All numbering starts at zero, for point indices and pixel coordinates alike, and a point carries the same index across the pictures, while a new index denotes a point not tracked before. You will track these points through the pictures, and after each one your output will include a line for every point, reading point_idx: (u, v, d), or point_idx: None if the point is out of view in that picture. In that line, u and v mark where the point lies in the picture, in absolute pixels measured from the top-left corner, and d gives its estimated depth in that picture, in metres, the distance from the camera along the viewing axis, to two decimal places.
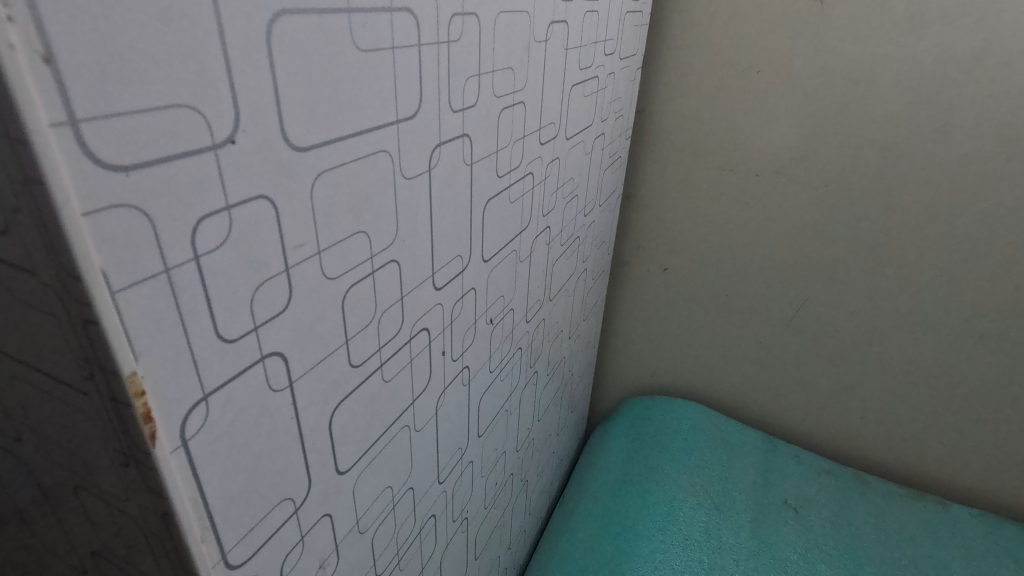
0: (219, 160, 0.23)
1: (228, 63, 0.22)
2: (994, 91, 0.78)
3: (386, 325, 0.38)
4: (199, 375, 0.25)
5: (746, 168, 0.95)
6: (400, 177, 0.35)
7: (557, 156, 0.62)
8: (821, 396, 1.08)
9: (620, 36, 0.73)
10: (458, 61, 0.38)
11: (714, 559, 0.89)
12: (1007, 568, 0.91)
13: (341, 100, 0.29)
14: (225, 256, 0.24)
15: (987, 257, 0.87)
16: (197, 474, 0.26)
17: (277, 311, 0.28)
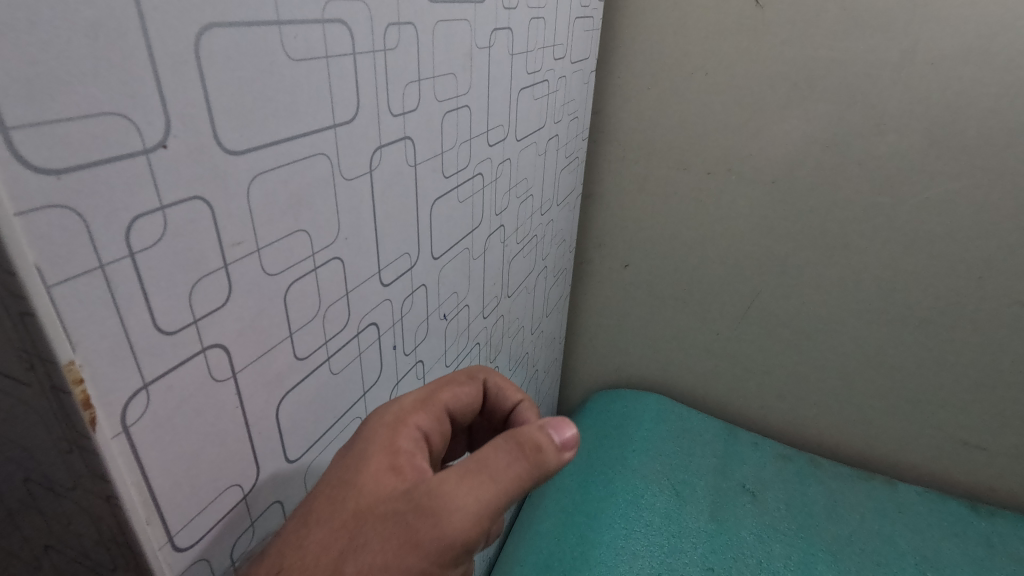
0: (151, 162, 0.25)
1: (156, 71, 0.24)
2: (921, 90, 0.83)
3: (331, 320, 0.40)
4: (138, 364, 0.26)
5: (698, 167, 0.99)
6: (339, 178, 0.37)
7: (507, 157, 0.65)
8: (775, 384, 1.13)
9: (569, 40, 0.77)
10: (396, 68, 0.40)
11: (674, 542, 0.92)
12: (949, 541, 0.96)
13: (276, 108, 0.31)
14: (161, 254, 0.26)
15: (920, 248, 0.92)
16: (140, 460, 0.28)
17: (216, 305, 0.30)
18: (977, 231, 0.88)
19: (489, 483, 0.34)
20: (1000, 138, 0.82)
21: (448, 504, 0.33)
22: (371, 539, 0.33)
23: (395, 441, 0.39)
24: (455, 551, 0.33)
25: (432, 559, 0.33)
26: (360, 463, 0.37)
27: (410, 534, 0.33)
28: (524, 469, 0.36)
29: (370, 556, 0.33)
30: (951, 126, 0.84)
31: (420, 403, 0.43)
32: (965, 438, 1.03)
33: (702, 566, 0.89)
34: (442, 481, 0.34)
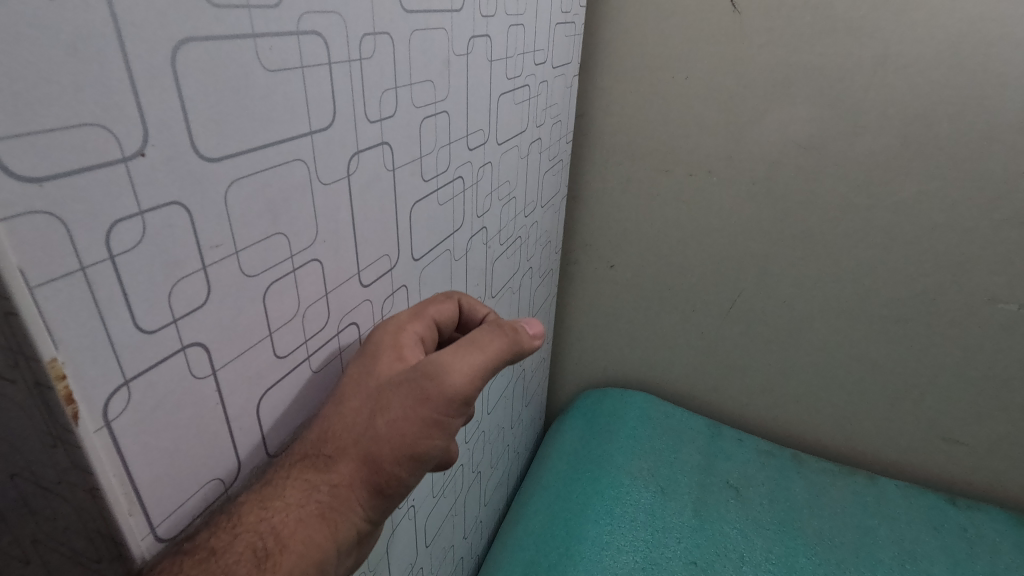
0: (130, 170, 0.26)
1: (134, 85, 0.25)
2: (894, 93, 0.85)
3: (311, 320, 0.41)
4: (119, 361, 0.28)
5: (680, 169, 1.01)
6: (316, 183, 0.38)
7: (488, 161, 0.66)
8: (759, 382, 1.15)
9: (550, 45, 0.78)
10: (373, 77, 0.42)
11: (658, 537, 0.93)
12: (927, 533, 0.98)
13: (252, 116, 0.32)
14: (140, 256, 0.28)
15: (896, 247, 0.94)
16: (122, 453, 0.29)
17: (196, 305, 0.31)
18: (951, 231, 0.90)
19: (480, 354, 0.44)
20: (971, 139, 0.84)
21: (451, 371, 0.43)
22: (390, 401, 0.42)
23: (400, 338, 0.47)
24: (460, 403, 0.44)
25: (444, 411, 0.43)
26: (374, 355, 0.45)
27: (424, 395, 0.42)
28: (505, 344, 0.46)
29: (396, 413, 0.42)
30: (923, 128, 0.86)
31: (412, 315, 0.50)
32: (943, 432, 1.05)
33: (685, 560, 0.90)
34: (444, 355, 0.43)
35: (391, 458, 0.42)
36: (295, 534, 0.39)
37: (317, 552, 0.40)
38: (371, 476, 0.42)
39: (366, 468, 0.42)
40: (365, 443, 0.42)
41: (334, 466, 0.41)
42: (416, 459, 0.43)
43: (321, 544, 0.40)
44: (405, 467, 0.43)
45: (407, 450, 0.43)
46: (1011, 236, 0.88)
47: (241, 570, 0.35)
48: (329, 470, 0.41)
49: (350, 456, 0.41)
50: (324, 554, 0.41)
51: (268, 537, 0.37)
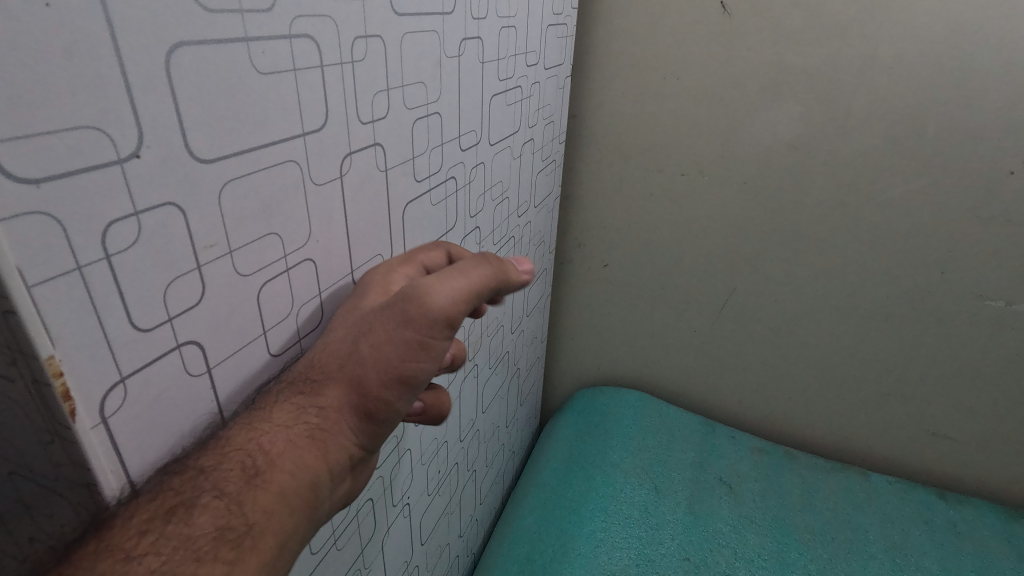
0: (126, 171, 0.27)
1: (129, 88, 0.26)
2: (882, 93, 0.86)
3: (304, 319, 0.42)
4: (115, 359, 0.28)
5: (673, 168, 1.02)
6: (309, 183, 0.39)
7: (480, 161, 0.67)
8: (752, 379, 1.16)
9: (542, 47, 0.79)
10: (364, 79, 0.42)
11: (652, 534, 0.94)
12: (917, 527, 1.00)
13: (246, 117, 0.33)
14: (135, 256, 0.28)
15: (885, 246, 0.95)
16: (118, 449, 0.30)
17: (190, 304, 0.32)
18: (939, 230, 0.91)
19: (462, 277, 0.44)
20: (957, 139, 0.85)
21: (433, 291, 0.42)
22: (375, 323, 0.41)
23: (389, 278, 0.47)
24: (445, 325, 0.42)
25: (430, 331, 0.41)
26: (364, 294, 0.45)
27: (407, 316, 0.41)
28: (486, 270, 0.46)
29: (382, 332, 0.40)
30: (910, 128, 0.87)
31: (402, 260, 0.49)
32: (933, 428, 1.07)
33: (678, 556, 0.91)
34: (426, 278, 0.42)
35: (380, 380, 0.40)
36: (285, 455, 0.36)
37: (311, 477, 0.38)
38: (360, 401, 0.40)
39: (355, 392, 0.39)
40: (350, 367, 0.39)
41: (322, 390, 0.39)
42: (406, 384, 0.41)
43: (314, 468, 0.38)
44: (395, 392, 0.41)
45: (395, 374, 0.40)
46: (997, 234, 0.89)
47: (230, 486, 0.34)
48: (316, 395, 0.38)
49: (336, 380, 0.39)
50: (318, 480, 0.38)
51: (258, 457, 0.35)
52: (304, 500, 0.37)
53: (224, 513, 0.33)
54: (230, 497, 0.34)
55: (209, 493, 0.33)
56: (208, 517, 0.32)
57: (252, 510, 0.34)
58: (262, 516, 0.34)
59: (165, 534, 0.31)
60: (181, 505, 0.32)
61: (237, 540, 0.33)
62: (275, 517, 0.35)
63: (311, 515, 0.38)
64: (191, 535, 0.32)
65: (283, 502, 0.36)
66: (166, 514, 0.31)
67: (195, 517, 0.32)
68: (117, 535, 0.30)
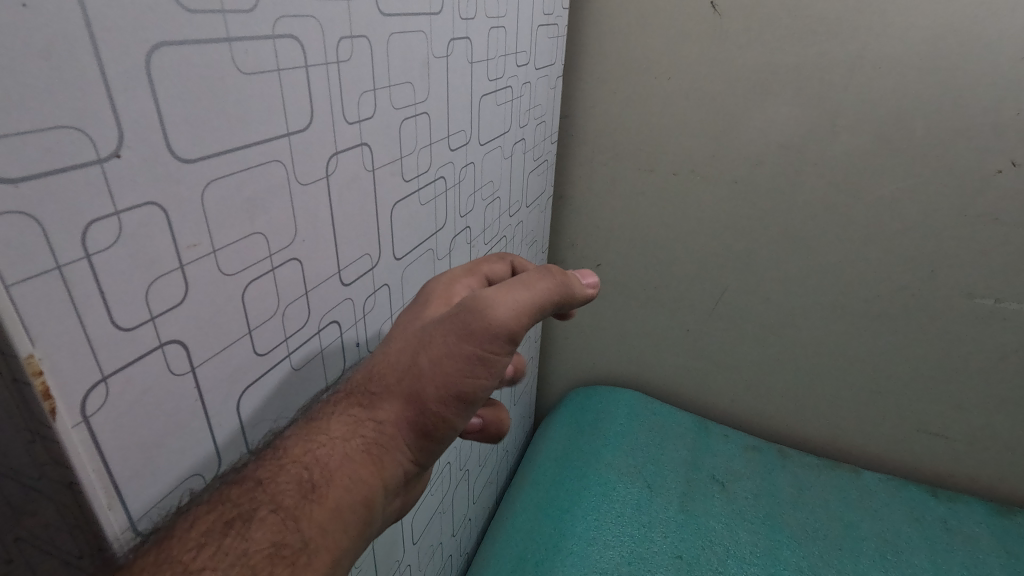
0: (105, 171, 0.27)
1: (108, 87, 0.26)
2: (871, 92, 0.86)
3: (290, 318, 0.42)
4: (96, 358, 0.28)
5: (664, 168, 1.02)
6: (294, 183, 0.39)
7: (470, 161, 0.67)
8: (744, 378, 1.16)
9: (532, 47, 0.79)
10: (350, 79, 0.43)
11: (644, 532, 0.95)
12: (908, 524, 1.00)
13: (229, 118, 0.33)
14: (117, 255, 0.28)
15: (875, 244, 0.96)
16: (101, 448, 0.30)
17: (173, 303, 0.32)
18: (928, 228, 0.92)
19: (524, 291, 0.45)
20: (945, 137, 0.86)
21: (494, 304, 0.43)
22: (435, 337, 0.44)
23: (451, 287, 0.50)
24: (506, 339, 0.44)
25: (490, 346, 0.43)
26: (425, 303, 0.49)
27: (467, 330, 0.43)
28: (546, 284, 0.47)
29: (440, 348, 0.43)
30: (899, 127, 0.87)
31: (464, 272, 0.53)
32: (924, 426, 1.07)
33: (670, 554, 0.91)
34: (484, 291, 0.44)
35: (436, 398, 0.43)
36: (343, 470, 0.42)
37: (364, 488, 0.42)
38: (416, 415, 0.44)
39: (411, 407, 0.44)
40: (408, 381, 0.43)
41: (378, 405, 0.44)
42: (463, 398, 0.44)
43: (367, 480, 0.43)
44: (450, 407, 0.44)
45: (452, 388, 0.44)
46: (986, 231, 0.90)
47: (287, 500, 0.39)
48: (373, 408, 0.44)
49: (394, 394, 0.44)
50: (373, 491, 0.43)
51: (313, 470, 0.40)
52: (358, 511, 0.42)
53: (280, 527, 0.38)
54: (286, 512, 0.38)
55: (265, 508, 0.38)
56: (264, 531, 0.37)
57: (306, 526, 0.39)
58: (315, 532, 0.39)
59: (223, 547, 0.35)
60: (239, 517, 0.37)
61: (290, 556, 0.37)
62: (330, 532, 0.40)
63: (365, 525, 0.43)
64: (246, 550, 0.36)
65: (338, 513, 0.41)
66: (223, 528, 0.36)
67: (251, 532, 0.36)
68: (177, 548, 0.34)
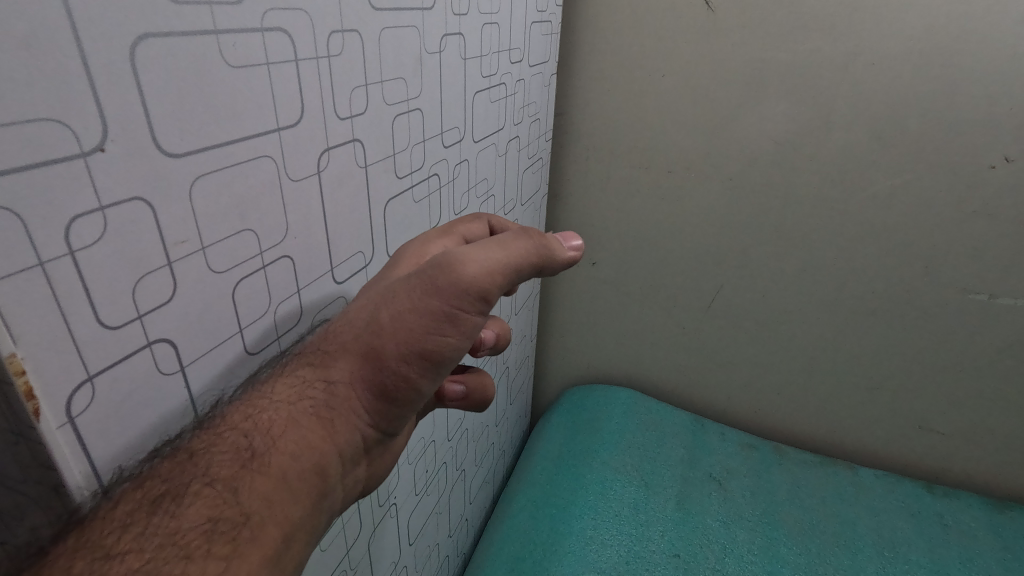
0: (89, 165, 0.26)
1: (91, 79, 0.25)
2: (865, 89, 0.86)
3: (282, 317, 0.42)
4: (82, 357, 0.28)
5: (659, 166, 1.02)
6: (286, 179, 0.38)
7: (464, 159, 0.67)
8: (741, 375, 1.16)
9: (526, 44, 0.79)
10: (341, 74, 0.42)
11: (641, 531, 0.94)
12: (904, 520, 1.00)
13: (217, 111, 0.32)
14: (101, 252, 0.28)
15: (870, 241, 0.96)
16: (85, 448, 0.29)
17: (161, 301, 0.31)
18: (923, 224, 0.92)
19: (497, 249, 0.41)
20: (938, 134, 0.86)
21: (465, 261, 0.40)
22: (399, 293, 0.41)
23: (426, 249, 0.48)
24: (476, 298, 0.40)
25: (459, 303, 0.40)
26: (395, 266, 0.47)
27: (434, 286, 0.39)
28: (524, 244, 0.43)
29: (403, 303, 0.40)
30: (893, 123, 0.87)
31: (441, 233, 0.51)
32: (920, 421, 1.07)
33: (668, 553, 0.91)
34: (457, 248, 0.41)
35: (397, 355, 0.40)
36: (286, 435, 0.39)
37: (313, 456, 0.40)
38: (375, 376, 0.41)
39: (371, 365, 0.41)
40: (366, 338, 0.40)
41: (331, 364, 0.41)
42: (430, 359, 0.41)
43: (316, 447, 0.40)
44: (416, 366, 0.41)
45: (416, 349, 0.40)
46: (979, 227, 0.90)
47: (223, 472, 0.35)
48: (324, 368, 0.41)
49: (349, 352, 0.41)
50: (324, 458, 0.41)
51: (254, 438, 0.37)
52: (307, 481, 0.40)
53: (217, 501, 0.35)
54: (224, 485, 0.35)
55: (199, 481, 0.35)
56: (198, 508, 0.34)
57: (246, 497, 0.36)
58: (258, 503, 0.36)
59: (151, 527, 0.32)
60: (168, 493, 0.33)
61: (230, 531, 0.34)
62: (276, 503, 0.37)
63: (317, 495, 0.41)
64: (177, 530, 0.33)
65: (283, 482, 0.38)
66: (151, 507, 0.32)
67: (184, 509, 0.33)
68: (98, 530, 0.30)
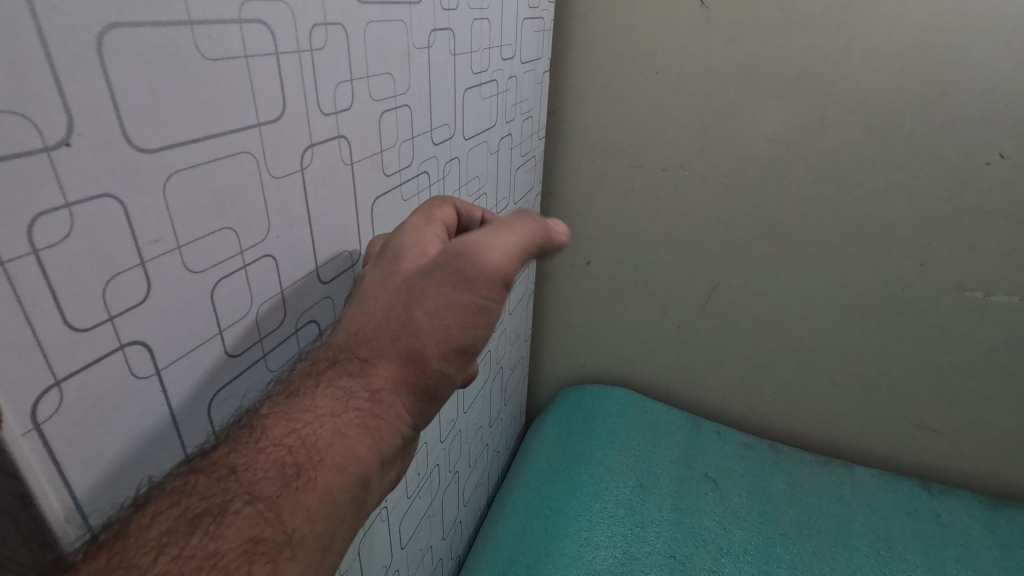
0: (53, 160, 0.25)
1: (55, 70, 0.24)
2: (860, 85, 0.86)
3: (264, 317, 0.41)
4: (48, 361, 0.27)
5: (654, 163, 1.01)
6: (267, 176, 0.37)
7: (455, 156, 0.66)
8: (736, 374, 1.16)
9: (518, 40, 0.78)
10: (325, 69, 0.41)
11: (637, 532, 0.93)
12: (900, 518, 1.00)
13: (194, 105, 0.31)
14: (68, 252, 0.26)
15: (865, 239, 0.95)
16: (55, 456, 0.28)
17: (134, 303, 0.30)
18: (918, 221, 0.92)
19: (517, 235, 0.43)
20: (933, 130, 0.85)
21: (488, 249, 0.41)
22: (428, 290, 0.41)
23: (423, 241, 0.45)
24: (502, 286, 0.42)
25: (488, 293, 0.41)
26: (398, 259, 0.44)
27: (462, 278, 0.41)
28: (533, 224, 0.45)
29: (434, 301, 0.41)
30: (888, 121, 0.87)
31: (425, 219, 0.48)
32: (915, 420, 1.07)
33: (663, 554, 0.90)
34: (476, 234, 0.42)
35: (438, 354, 0.41)
36: (332, 449, 0.38)
37: (360, 467, 0.39)
38: (416, 377, 0.41)
39: (410, 367, 0.41)
40: (404, 340, 0.40)
41: (371, 371, 0.40)
42: (463, 352, 0.42)
43: (363, 458, 0.39)
44: (451, 363, 0.42)
45: (452, 344, 0.41)
46: (974, 224, 0.89)
47: (265, 489, 0.35)
48: (365, 376, 0.40)
49: (390, 357, 0.40)
50: (369, 468, 0.40)
51: (298, 453, 0.37)
52: (354, 493, 0.39)
53: (258, 520, 0.34)
54: (265, 502, 0.35)
55: (240, 499, 0.34)
56: (239, 526, 0.34)
57: (289, 516, 0.35)
58: (301, 520, 0.36)
59: (190, 548, 0.32)
60: (208, 513, 0.33)
61: (272, 551, 0.34)
62: (321, 519, 0.37)
63: (362, 504, 0.40)
64: (217, 550, 0.33)
65: (329, 497, 0.37)
66: (189, 527, 0.32)
67: (224, 529, 0.33)
68: (132, 551, 0.30)
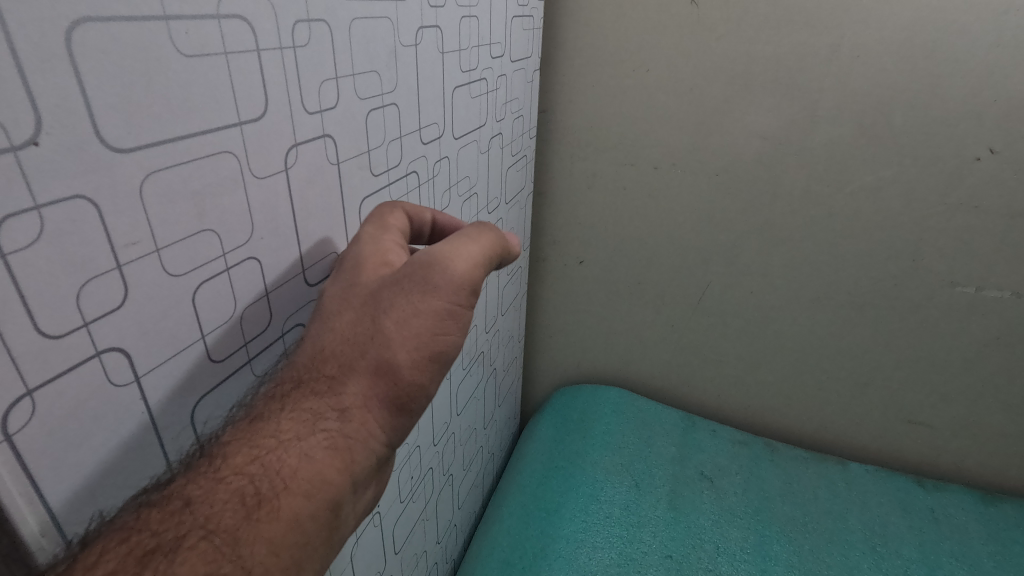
0: (21, 160, 0.24)
1: (20, 66, 0.23)
2: (850, 81, 0.86)
3: (249, 321, 0.40)
4: (19, 371, 0.26)
5: (646, 161, 1.00)
6: (249, 176, 0.36)
7: (444, 156, 0.65)
8: (730, 372, 1.16)
9: (508, 38, 0.77)
10: (308, 66, 0.40)
11: (633, 532, 0.93)
12: (895, 515, 1.00)
13: (171, 102, 0.30)
14: (38, 254, 0.25)
15: (856, 236, 0.95)
16: (27, 467, 0.27)
17: (110, 308, 0.29)
18: (910, 217, 0.92)
19: (475, 243, 0.45)
20: (923, 126, 0.85)
21: (454, 258, 0.43)
22: (395, 300, 0.41)
23: (381, 246, 0.45)
24: (468, 291, 0.44)
25: (456, 298, 0.43)
26: (359, 269, 0.44)
27: (430, 286, 0.42)
28: (491, 235, 0.47)
29: (402, 310, 0.41)
30: (879, 117, 0.87)
31: (379, 227, 0.47)
32: (908, 415, 1.07)
33: (661, 554, 0.90)
34: (441, 245, 0.44)
35: (408, 364, 0.41)
36: (297, 475, 0.37)
37: (328, 492, 0.39)
38: (387, 390, 0.41)
39: (382, 379, 0.41)
40: (375, 351, 0.41)
41: (339, 388, 0.40)
42: (433, 359, 0.43)
43: (332, 483, 0.39)
44: (423, 372, 0.42)
45: (422, 351, 0.42)
46: (966, 220, 0.89)
47: (225, 520, 0.34)
48: (334, 395, 0.40)
49: (359, 370, 0.41)
50: (338, 492, 0.39)
51: (260, 481, 0.36)
52: (321, 520, 0.38)
53: (215, 555, 0.33)
54: (224, 535, 0.34)
55: (196, 533, 0.33)
56: (194, 561, 0.32)
57: (249, 550, 0.34)
58: (261, 553, 0.34)
59: None
60: (160, 550, 0.32)
61: None
62: (283, 551, 0.36)
63: (331, 532, 0.40)
64: None
65: (294, 527, 0.36)
66: (138, 565, 0.31)
67: (177, 566, 0.31)
68: None
